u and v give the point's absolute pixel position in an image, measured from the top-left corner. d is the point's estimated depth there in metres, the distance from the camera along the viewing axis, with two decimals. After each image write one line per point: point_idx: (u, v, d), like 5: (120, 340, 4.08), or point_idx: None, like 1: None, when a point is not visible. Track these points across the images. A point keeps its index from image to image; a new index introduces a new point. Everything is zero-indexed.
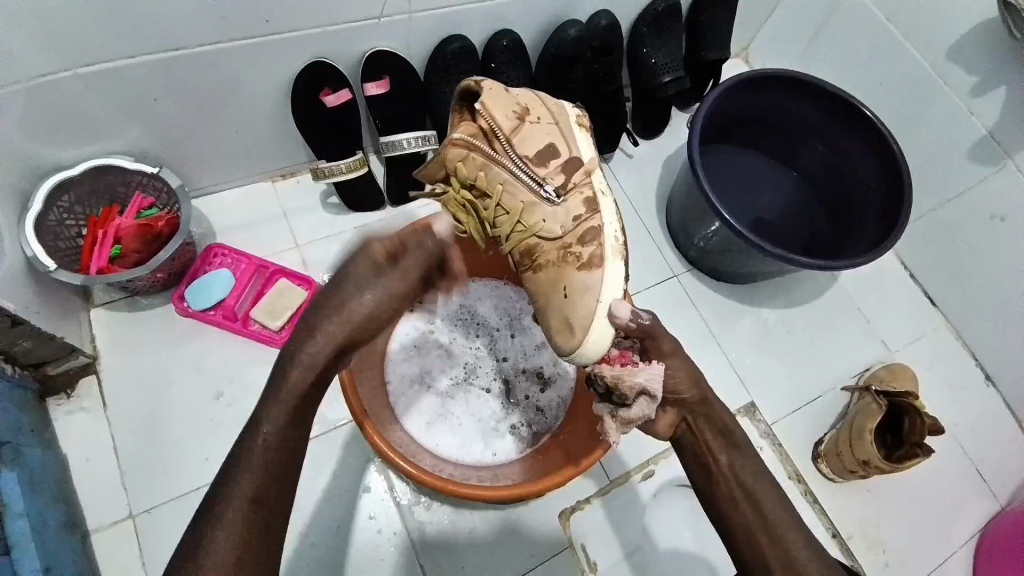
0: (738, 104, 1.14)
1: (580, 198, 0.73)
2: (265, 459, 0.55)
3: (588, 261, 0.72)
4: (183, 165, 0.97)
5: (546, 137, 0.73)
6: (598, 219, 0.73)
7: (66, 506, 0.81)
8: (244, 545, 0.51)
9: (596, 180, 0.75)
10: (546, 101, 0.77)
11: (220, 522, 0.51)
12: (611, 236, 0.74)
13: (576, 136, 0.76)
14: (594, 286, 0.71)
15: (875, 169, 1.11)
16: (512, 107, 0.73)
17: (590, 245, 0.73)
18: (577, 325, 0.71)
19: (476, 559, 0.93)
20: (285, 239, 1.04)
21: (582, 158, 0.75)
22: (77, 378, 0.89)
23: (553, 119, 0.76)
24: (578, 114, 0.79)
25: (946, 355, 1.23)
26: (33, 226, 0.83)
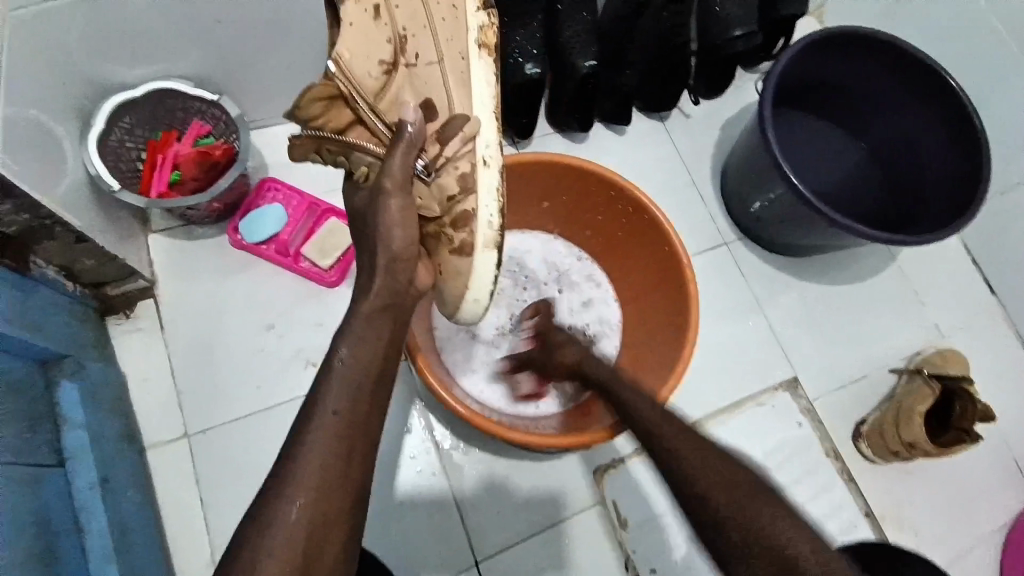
0: (814, 65, 1.08)
1: (453, 173, 0.61)
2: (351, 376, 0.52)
3: (461, 246, 0.62)
4: (240, 95, 0.97)
5: (425, 89, 0.62)
6: (473, 200, 0.61)
7: (125, 420, 0.84)
8: (343, 453, 0.50)
9: (481, 139, 0.61)
10: (438, 11, 0.61)
11: (312, 429, 0.50)
12: (489, 214, 0.61)
13: (467, 73, 0.60)
14: (466, 272, 0.62)
15: (953, 144, 1.04)
16: (382, 50, 0.62)
17: (462, 231, 0.62)
18: (453, 302, 0.65)
19: (510, 505, 0.95)
20: (336, 177, 1.03)
21: (468, 113, 0.61)
22: (134, 300, 0.92)
23: (438, 55, 0.61)
24: (482, 27, 0.60)
25: (1002, 346, 1.19)
26: (97, 139, 0.84)
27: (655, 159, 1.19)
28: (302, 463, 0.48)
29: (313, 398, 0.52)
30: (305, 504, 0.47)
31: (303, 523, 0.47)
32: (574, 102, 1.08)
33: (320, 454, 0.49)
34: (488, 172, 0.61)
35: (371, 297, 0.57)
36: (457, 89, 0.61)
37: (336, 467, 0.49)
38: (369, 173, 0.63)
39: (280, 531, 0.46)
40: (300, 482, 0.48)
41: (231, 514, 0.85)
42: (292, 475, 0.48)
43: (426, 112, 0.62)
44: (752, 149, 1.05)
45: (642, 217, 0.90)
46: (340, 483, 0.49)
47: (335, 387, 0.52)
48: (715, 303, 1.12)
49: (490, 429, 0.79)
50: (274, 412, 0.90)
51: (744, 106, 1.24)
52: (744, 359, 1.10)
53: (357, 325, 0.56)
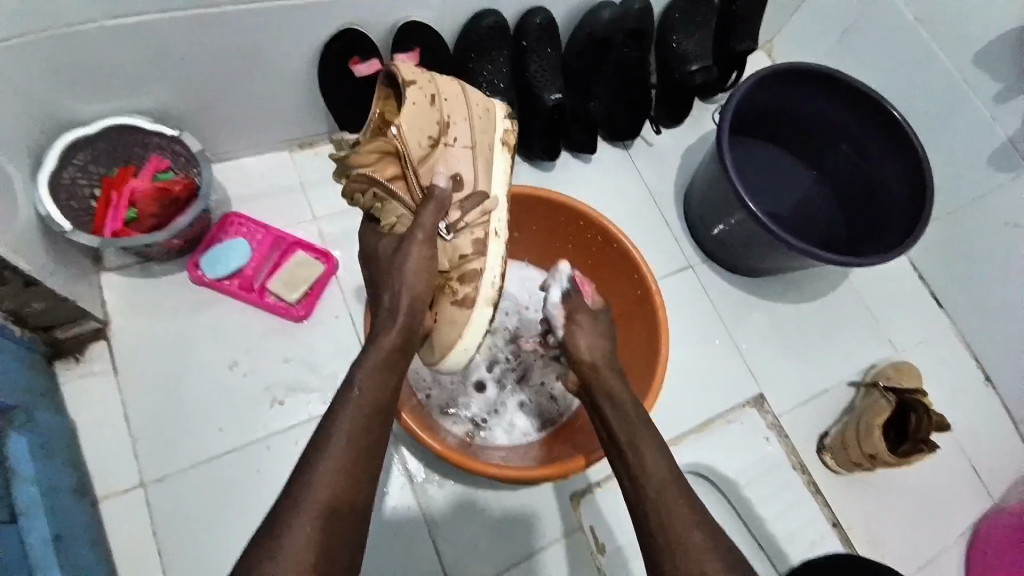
0: (769, 96, 1.14)
1: (471, 237, 0.72)
2: (362, 406, 0.58)
3: (462, 299, 0.72)
4: (202, 129, 0.94)
5: (458, 167, 0.72)
6: (482, 263, 0.72)
7: (77, 472, 0.79)
8: (352, 478, 0.55)
9: (495, 216, 0.74)
10: (476, 112, 0.75)
11: (321, 459, 0.54)
12: (491, 275, 0.73)
13: (490, 164, 0.75)
14: (463, 321, 0.72)
15: (898, 172, 1.11)
16: (429, 129, 0.70)
17: (467, 286, 0.72)
18: (441, 348, 0.73)
19: (487, 538, 0.93)
20: (304, 210, 1.02)
21: (487, 195, 0.73)
22: (87, 342, 0.87)
23: (472, 141, 0.73)
24: (505, 130, 0.78)
25: (951, 358, 1.25)
26: (48, 180, 0.80)
27: (620, 185, 1.22)
28: (308, 493, 0.52)
29: (323, 430, 0.57)
30: (305, 536, 0.50)
31: (303, 553, 0.50)
32: (543, 132, 1.09)
33: (329, 474, 0.54)
34: (497, 241, 0.74)
35: (395, 333, 0.65)
36: (483, 172, 0.74)
37: (342, 496, 0.53)
38: (396, 225, 0.72)
39: (286, 558, 0.49)
40: (308, 510, 0.52)
41: (194, 566, 0.81)
42: (299, 505, 0.52)
43: (455, 185, 0.71)
44: (713, 176, 1.09)
45: (612, 246, 0.93)
46: (343, 513, 0.53)
47: (342, 418, 0.58)
48: (683, 325, 1.15)
49: (480, 469, 0.79)
50: (240, 454, 0.87)
51: (704, 133, 1.29)
52: (713, 378, 1.12)
53: (367, 361, 0.62)
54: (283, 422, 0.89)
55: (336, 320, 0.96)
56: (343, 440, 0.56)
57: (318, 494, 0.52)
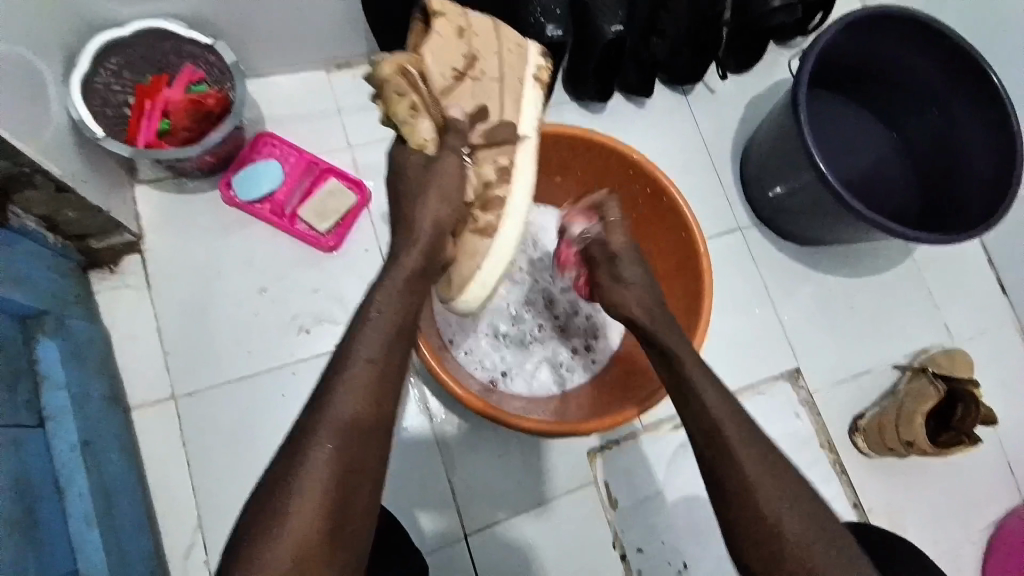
0: (855, 46, 1.02)
1: (494, 165, 0.67)
2: (386, 328, 0.56)
3: (483, 229, 0.66)
4: (236, 40, 0.90)
5: (482, 99, 0.66)
6: (507, 190, 0.67)
7: (109, 380, 0.82)
8: (373, 398, 0.53)
9: (524, 151, 0.67)
10: (508, 46, 0.69)
11: (344, 378, 0.53)
12: (518, 208, 0.68)
13: (521, 98, 0.68)
14: (484, 253, 0.66)
15: (985, 143, 0.99)
16: (455, 59, 0.66)
17: (490, 214, 0.67)
18: (457, 283, 0.68)
19: (503, 481, 0.94)
20: (338, 136, 0.97)
21: (516, 128, 0.67)
22: (121, 255, 0.88)
23: (501, 75, 0.68)
24: (539, 67, 0.70)
25: (1009, 349, 1.17)
26: (82, 82, 0.79)
27: (673, 133, 1.13)
28: (330, 412, 0.51)
29: (343, 352, 0.55)
30: (327, 456, 0.50)
31: (327, 472, 0.49)
32: (596, 69, 1.02)
33: (346, 395, 0.52)
34: (525, 168, 0.68)
35: (418, 254, 0.61)
36: (510, 104, 0.67)
37: (366, 417, 0.52)
38: (424, 146, 0.66)
39: (312, 475, 0.49)
40: (329, 430, 0.51)
41: (218, 480, 0.84)
42: (321, 426, 0.51)
43: (480, 116, 0.66)
44: (781, 129, 1.00)
45: (660, 199, 0.87)
46: (368, 439, 0.52)
47: (366, 338, 0.55)
48: (724, 289, 1.09)
49: (488, 413, 0.78)
50: (266, 379, 0.88)
51: (772, 82, 1.18)
52: (749, 348, 1.07)
53: (387, 280, 0.59)
54: (308, 351, 0.90)
55: (365, 253, 0.94)
56: (363, 363, 0.54)
57: (333, 416, 0.51)
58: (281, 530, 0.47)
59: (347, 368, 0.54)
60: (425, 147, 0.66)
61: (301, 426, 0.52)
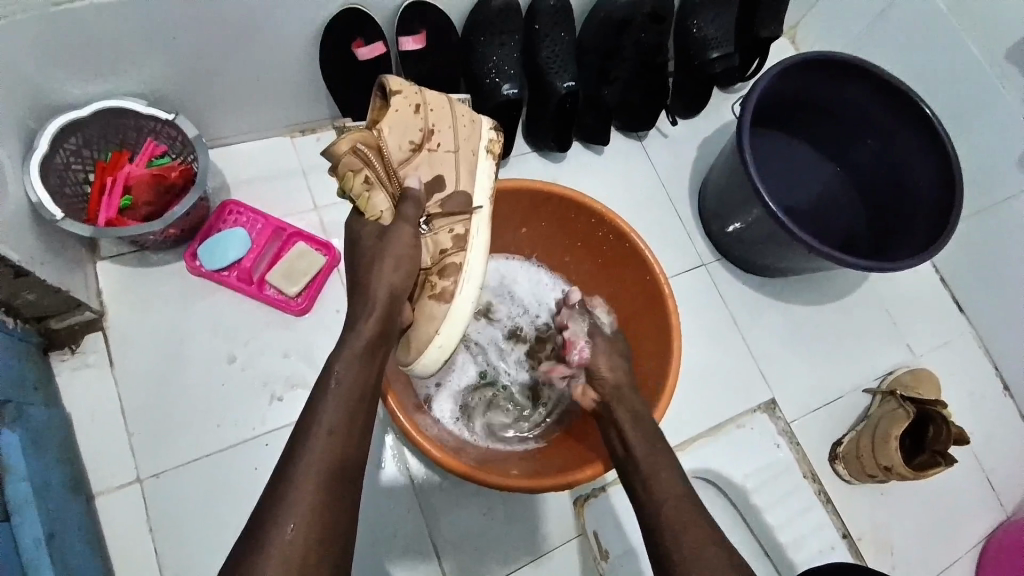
0: (792, 88, 1.09)
1: (450, 233, 0.70)
2: (346, 394, 0.57)
3: (441, 293, 0.69)
4: (198, 113, 0.91)
5: (438, 171, 0.70)
6: (463, 256, 0.70)
7: (70, 466, 0.78)
8: (337, 468, 0.53)
9: (478, 219, 0.71)
10: (460, 122, 0.73)
11: (306, 450, 0.52)
12: (475, 271, 0.71)
13: (475, 169, 0.72)
14: (442, 317, 0.68)
15: (920, 172, 1.06)
16: (411, 133, 0.69)
17: (448, 279, 0.70)
18: (417, 345, 0.69)
19: (488, 539, 0.91)
20: (305, 200, 0.98)
21: (470, 198, 0.71)
22: (81, 334, 0.85)
23: (456, 147, 0.71)
24: (490, 140, 0.75)
25: (970, 363, 1.21)
26: (40, 164, 0.77)
27: (633, 177, 1.17)
28: (293, 488, 0.50)
29: (305, 424, 0.54)
30: (289, 528, 0.48)
31: (287, 547, 0.48)
32: (554, 123, 1.06)
33: (308, 467, 0.52)
34: (480, 235, 0.71)
35: (375, 319, 0.63)
36: (465, 175, 0.72)
37: (330, 488, 0.51)
38: (380, 218, 0.69)
39: (275, 555, 0.47)
40: (291, 507, 0.49)
41: (189, 564, 0.80)
42: (282, 498, 0.50)
43: (435, 188, 0.70)
44: (731, 168, 1.05)
45: (623, 244, 0.89)
46: (331, 508, 0.51)
47: (326, 406, 0.56)
48: (695, 325, 1.11)
49: (459, 468, 0.76)
50: (238, 451, 0.85)
51: (721, 124, 1.24)
52: (724, 381, 1.09)
53: (346, 347, 0.60)
54: (281, 418, 0.88)
55: (336, 313, 0.94)
56: (325, 432, 0.54)
57: (295, 491, 0.50)
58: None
59: (308, 440, 0.53)
60: (379, 217, 0.69)
61: (262, 504, 0.50)
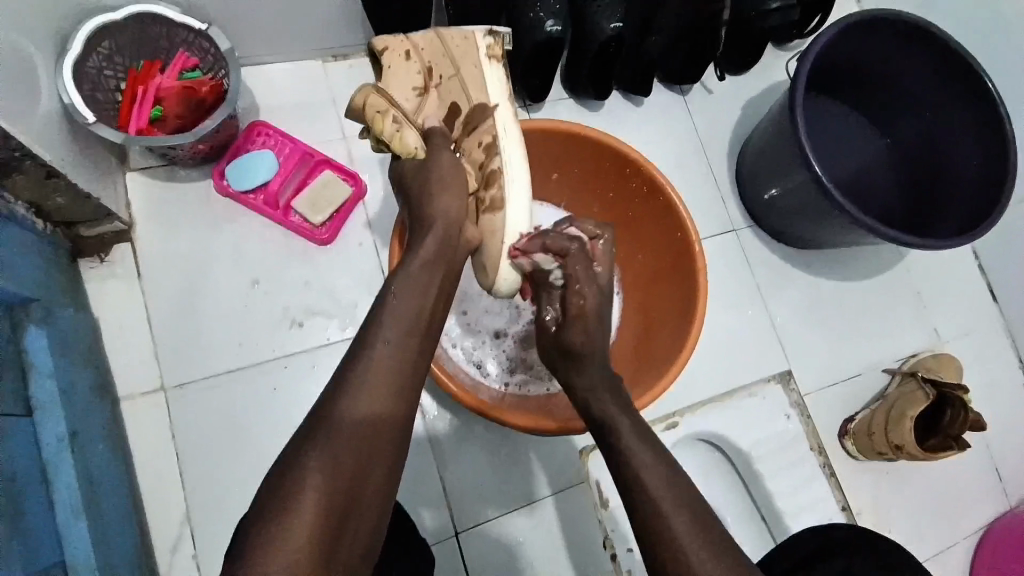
0: (852, 48, 1.02)
1: (479, 146, 0.66)
2: (403, 319, 0.57)
3: (492, 204, 0.65)
4: (230, 27, 0.88)
5: (450, 98, 0.67)
6: (499, 160, 0.65)
7: (96, 371, 0.80)
8: (388, 390, 0.54)
9: (503, 119, 0.65)
10: (453, 41, 0.66)
11: (362, 370, 0.54)
12: (519, 171, 0.65)
13: (482, 77, 0.65)
14: (501, 226, 0.65)
15: (977, 149, 1.01)
16: (413, 77, 0.67)
17: (493, 189, 0.65)
18: (492, 265, 0.66)
19: (493, 477, 0.94)
20: (334, 127, 0.96)
21: (488, 107, 0.65)
22: (110, 244, 0.86)
23: (455, 69, 0.66)
24: (490, 44, 0.66)
25: (997, 354, 1.18)
26: (73, 66, 0.76)
27: (670, 132, 1.13)
28: (348, 402, 0.52)
29: (363, 343, 0.56)
30: (338, 443, 0.50)
31: (335, 461, 0.49)
32: (593, 69, 1.02)
33: (365, 385, 0.53)
34: (509, 135, 0.65)
35: (431, 247, 0.62)
36: (476, 89, 0.65)
37: (383, 408, 0.53)
38: (416, 155, 0.66)
39: (326, 463, 0.49)
40: (344, 423, 0.51)
41: (206, 472, 0.83)
42: (344, 402, 0.52)
43: (453, 113, 0.67)
44: (776, 130, 1.00)
45: (656, 198, 0.87)
46: (389, 419, 0.53)
47: (385, 324, 0.56)
48: (718, 290, 1.09)
49: (485, 411, 0.78)
50: (257, 372, 0.87)
51: (770, 83, 1.18)
52: (742, 348, 1.07)
53: (408, 275, 0.60)
54: (300, 344, 0.89)
55: (359, 247, 0.93)
56: (382, 351, 0.55)
57: (350, 405, 0.52)
58: (287, 517, 0.46)
59: (364, 359, 0.54)
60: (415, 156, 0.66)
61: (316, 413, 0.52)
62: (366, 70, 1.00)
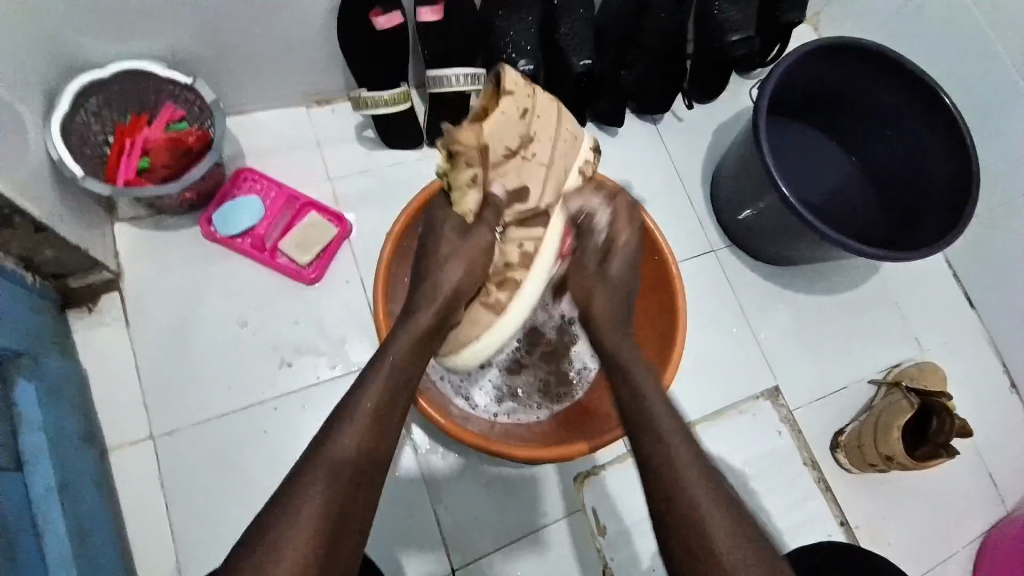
0: (811, 74, 1.08)
1: (517, 248, 0.75)
2: (393, 376, 0.61)
3: (495, 304, 0.74)
4: (216, 79, 0.92)
5: (525, 180, 0.74)
6: (522, 273, 0.75)
7: (84, 420, 0.80)
8: (373, 439, 0.56)
9: (548, 241, 0.74)
10: (564, 133, 0.76)
11: (351, 420, 0.56)
12: (531, 292, 0.74)
13: (564, 185, 0.76)
14: (485, 326, 0.73)
15: (941, 163, 1.05)
16: (512, 140, 0.73)
17: (503, 293, 0.74)
18: (457, 344, 0.74)
19: (487, 511, 0.93)
20: (318, 170, 0.99)
21: (549, 213, 0.75)
22: (99, 293, 0.87)
23: (550, 162, 0.74)
24: (587, 162, 0.78)
25: (978, 360, 1.20)
26: (61, 123, 0.79)
27: (645, 160, 1.17)
28: (337, 448, 0.54)
29: (354, 394, 0.58)
30: (325, 487, 0.51)
31: (323, 504, 0.50)
32: (568, 100, 1.05)
33: (352, 435, 0.55)
34: (547, 254, 0.74)
35: (433, 312, 0.67)
36: (549, 193, 0.75)
37: (370, 457, 0.55)
38: (466, 214, 0.75)
39: (310, 509, 0.50)
40: (332, 469, 0.53)
41: (197, 520, 0.82)
42: (314, 484, 0.51)
43: (517, 195, 0.75)
44: (744, 154, 1.04)
45: None
46: (360, 500, 0.53)
47: (376, 378, 0.60)
48: (702, 310, 1.11)
49: (474, 441, 0.78)
50: (246, 414, 0.87)
51: (737, 110, 1.23)
52: (729, 366, 1.09)
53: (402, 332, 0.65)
54: (290, 383, 0.89)
55: (346, 284, 0.95)
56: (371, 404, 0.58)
57: (338, 453, 0.54)
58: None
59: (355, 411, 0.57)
60: (467, 212, 0.75)
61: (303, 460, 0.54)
62: (348, 114, 1.03)
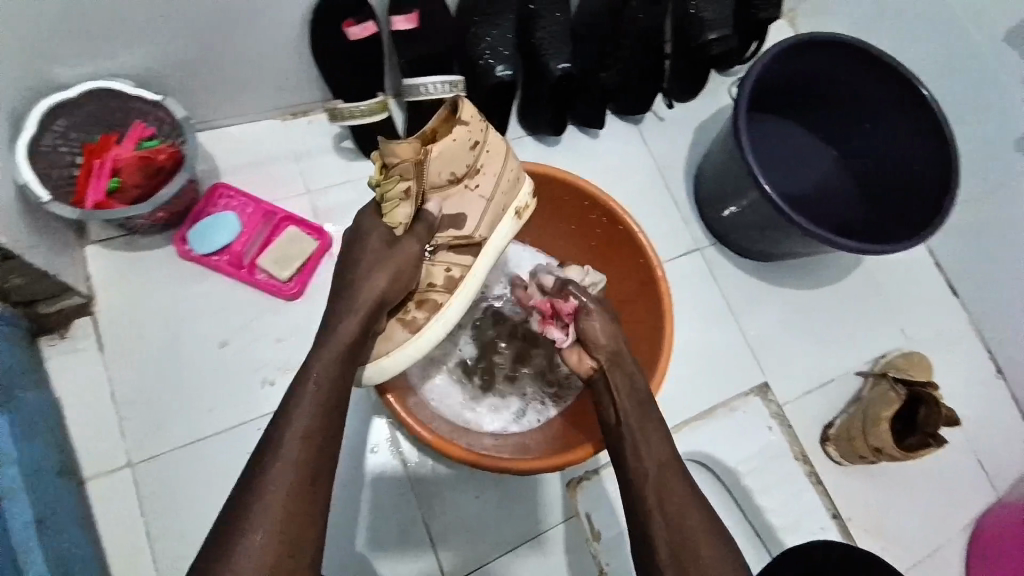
0: (789, 70, 1.07)
1: (444, 270, 0.72)
2: (316, 404, 0.58)
3: (409, 324, 0.70)
4: (187, 95, 0.90)
5: (464, 209, 0.72)
6: (446, 298, 0.72)
7: (60, 451, 0.78)
8: (304, 477, 0.55)
9: (475, 270, 0.74)
10: (509, 174, 0.75)
11: (277, 459, 0.55)
12: (450, 317, 0.72)
13: (499, 221, 0.75)
14: (399, 344, 0.69)
15: (922, 153, 1.05)
16: (457, 167, 0.69)
17: (421, 313, 0.71)
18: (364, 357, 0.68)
19: (481, 522, 0.92)
20: (295, 183, 0.97)
21: (483, 242, 0.74)
22: (71, 318, 0.85)
23: (491, 196, 0.73)
24: (525, 205, 0.78)
25: (964, 348, 1.21)
26: (27, 146, 0.77)
27: (627, 161, 1.16)
28: (263, 493, 0.53)
29: (276, 430, 0.57)
30: (259, 534, 0.51)
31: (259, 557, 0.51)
32: (551, 100, 1.05)
33: (277, 475, 0.54)
34: (471, 283, 0.74)
35: (356, 323, 0.63)
36: (486, 226, 0.73)
37: (298, 496, 0.54)
38: (396, 227, 0.67)
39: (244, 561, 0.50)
40: (260, 515, 0.52)
41: (182, 547, 0.80)
42: (251, 517, 0.52)
43: (453, 221, 0.72)
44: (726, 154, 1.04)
45: (618, 228, 0.89)
46: (301, 525, 0.53)
47: (297, 411, 0.57)
48: (689, 310, 1.11)
49: (472, 459, 0.77)
50: (230, 435, 0.85)
51: (718, 108, 1.23)
52: (718, 365, 1.09)
53: (322, 352, 0.61)
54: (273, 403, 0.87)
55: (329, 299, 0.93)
56: (296, 438, 0.56)
57: (267, 494, 0.53)
58: None
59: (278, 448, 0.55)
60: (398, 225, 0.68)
61: (232, 505, 0.53)
62: (326, 125, 1.01)
